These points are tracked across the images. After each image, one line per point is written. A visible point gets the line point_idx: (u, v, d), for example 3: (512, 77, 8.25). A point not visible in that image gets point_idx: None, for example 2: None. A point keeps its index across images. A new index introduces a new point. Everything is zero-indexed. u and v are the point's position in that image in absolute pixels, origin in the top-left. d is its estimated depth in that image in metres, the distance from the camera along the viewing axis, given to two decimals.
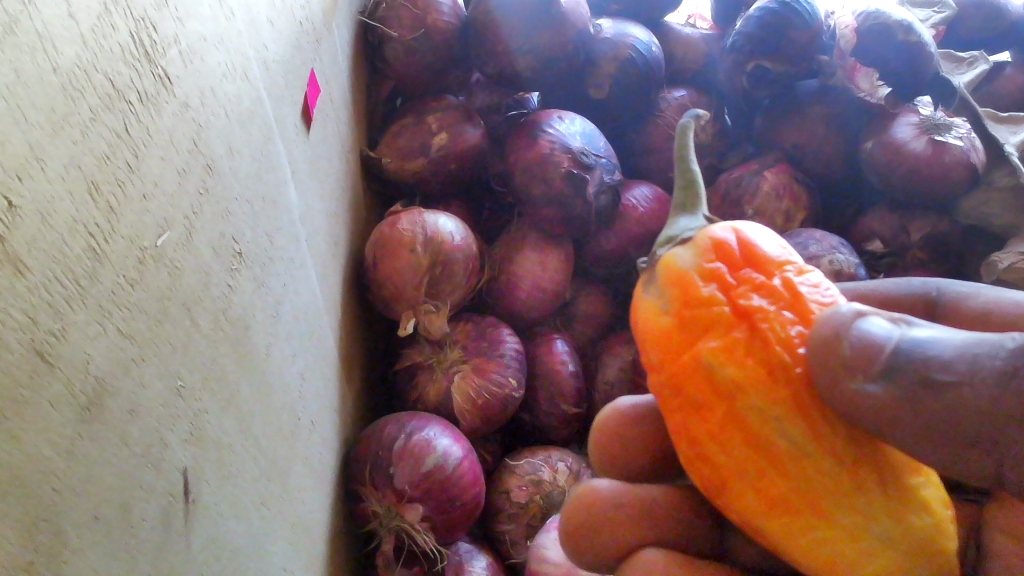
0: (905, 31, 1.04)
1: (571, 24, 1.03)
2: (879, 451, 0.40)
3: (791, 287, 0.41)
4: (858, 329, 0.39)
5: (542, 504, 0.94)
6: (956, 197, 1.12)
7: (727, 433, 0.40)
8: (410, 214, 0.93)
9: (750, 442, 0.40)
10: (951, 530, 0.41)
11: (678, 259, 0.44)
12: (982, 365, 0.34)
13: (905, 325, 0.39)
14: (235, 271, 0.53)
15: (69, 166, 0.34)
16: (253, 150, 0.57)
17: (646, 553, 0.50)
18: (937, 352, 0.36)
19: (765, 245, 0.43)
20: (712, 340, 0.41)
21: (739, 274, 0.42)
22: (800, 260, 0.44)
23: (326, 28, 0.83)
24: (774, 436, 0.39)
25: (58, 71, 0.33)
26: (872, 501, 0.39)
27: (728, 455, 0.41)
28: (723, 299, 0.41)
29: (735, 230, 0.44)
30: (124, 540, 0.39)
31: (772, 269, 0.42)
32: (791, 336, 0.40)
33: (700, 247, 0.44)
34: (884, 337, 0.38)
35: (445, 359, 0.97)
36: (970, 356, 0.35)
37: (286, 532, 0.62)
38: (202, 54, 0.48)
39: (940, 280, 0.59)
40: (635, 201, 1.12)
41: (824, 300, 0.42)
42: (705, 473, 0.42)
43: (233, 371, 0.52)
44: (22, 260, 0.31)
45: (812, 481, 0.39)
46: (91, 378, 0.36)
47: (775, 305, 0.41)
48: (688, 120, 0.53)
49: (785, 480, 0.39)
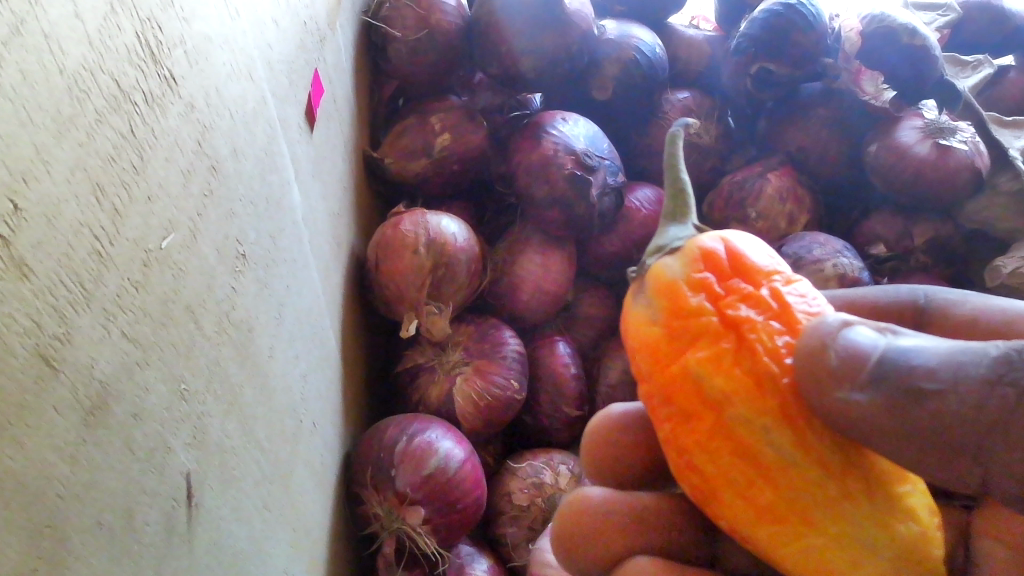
0: (910, 34, 1.04)
1: (576, 25, 1.02)
2: (867, 462, 0.40)
3: (778, 297, 0.41)
4: (843, 339, 0.38)
5: (543, 506, 0.94)
6: (959, 201, 1.11)
7: (714, 443, 0.40)
8: (413, 215, 0.92)
9: (738, 451, 0.39)
10: (940, 539, 0.41)
11: (667, 268, 0.43)
12: (966, 373, 0.34)
13: (891, 335, 0.39)
14: (238, 274, 0.52)
15: (74, 169, 0.34)
16: (257, 152, 0.57)
17: (636, 559, 0.50)
18: (920, 359, 0.36)
19: (753, 254, 0.42)
20: (700, 351, 0.40)
21: (727, 284, 0.41)
22: (787, 270, 0.43)
23: (330, 28, 0.83)
24: (762, 446, 0.39)
25: (64, 72, 0.33)
26: (860, 510, 0.39)
27: (717, 466, 0.40)
28: (711, 309, 0.41)
29: (723, 239, 0.43)
30: (127, 545, 0.38)
31: (760, 278, 0.41)
32: (779, 346, 0.40)
33: (688, 255, 0.43)
34: (870, 346, 0.38)
35: (446, 361, 0.96)
36: (953, 364, 0.35)
37: (288, 535, 0.61)
38: (208, 54, 0.48)
39: (927, 285, 0.59)
40: (638, 203, 1.12)
41: (811, 309, 0.42)
42: (695, 483, 0.42)
43: (235, 373, 0.52)
44: (27, 264, 0.31)
45: (801, 490, 0.39)
46: (96, 382, 0.35)
47: (763, 315, 0.40)
48: (678, 126, 0.52)
49: (773, 489, 0.39)
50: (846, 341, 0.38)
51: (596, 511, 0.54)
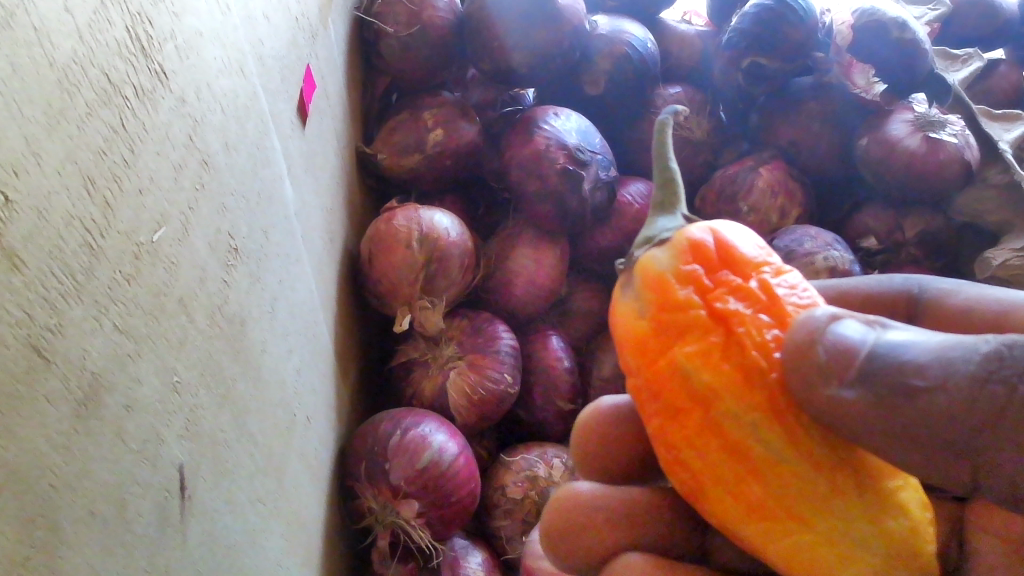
0: (899, 27, 1.04)
1: (567, 21, 1.02)
2: (856, 456, 0.41)
3: (767, 290, 0.41)
4: (832, 334, 0.39)
5: (537, 499, 0.94)
6: (949, 195, 1.12)
7: (703, 437, 0.40)
8: (405, 210, 0.93)
9: (727, 446, 0.40)
10: (931, 532, 0.41)
11: (655, 261, 0.44)
12: (955, 370, 0.35)
13: (880, 328, 0.40)
14: (230, 266, 0.53)
15: (65, 161, 0.34)
16: (249, 145, 0.57)
17: (628, 556, 0.50)
18: (911, 355, 0.37)
19: (743, 245, 0.43)
20: (688, 345, 0.41)
21: (716, 276, 0.42)
22: (777, 260, 0.44)
23: (321, 24, 0.83)
24: (750, 441, 0.39)
25: (54, 65, 0.33)
26: (847, 505, 0.39)
27: (706, 461, 0.41)
28: (699, 302, 0.41)
29: (712, 230, 0.43)
30: (120, 535, 0.39)
31: (749, 270, 0.42)
32: (767, 340, 0.40)
33: (677, 248, 0.43)
34: (860, 341, 0.39)
35: (440, 355, 0.97)
36: (942, 359, 0.36)
37: (283, 528, 0.62)
38: (198, 49, 0.48)
39: (921, 276, 0.60)
40: (631, 197, 1.12)
41: (801, 301, 0.42)
42: (683, 477, 0.42)
43: (229, 366, 0.52)
44: (19, 255, 0.31)
45: (789, 485, 0.39)
46: (88, 373, 0.36)
47: (752, 308, 0.41)
48: (667, 113, 0.52)
49: (761, 484, 0.39)
50: (841, 343, 0.39)
51: (585, 506, 0.54)
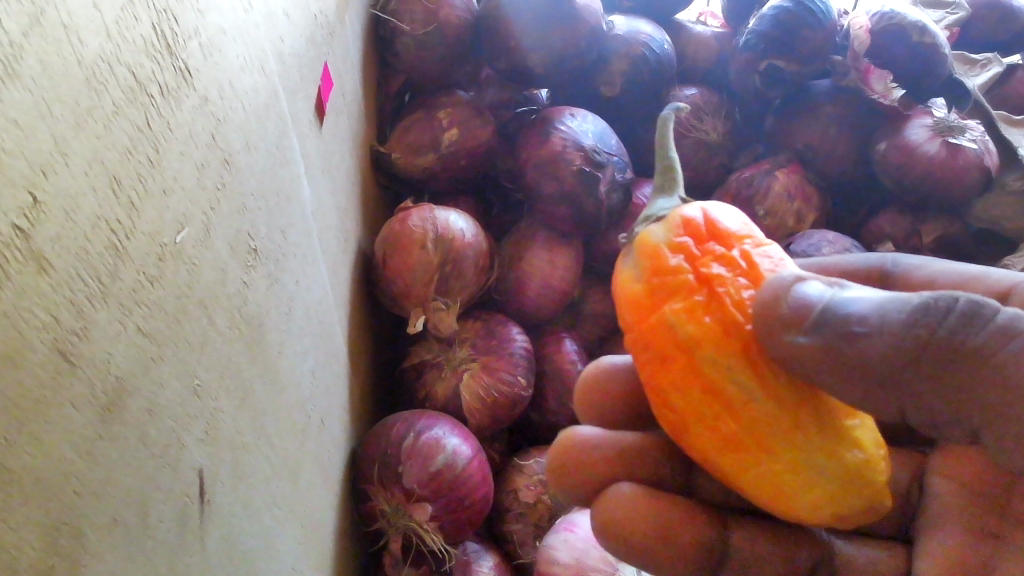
0: (919, 31, 1.02)
1: (584, 21, 1.01)
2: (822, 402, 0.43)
3: (747, 258, 0.44)
4: (796, 292, 0.41)
5: (549, 504, 0.93)
6: (967, 200, 1.11)
7: (685, 386, 0.43)
8: (421, 210, 0.92)
9: (707, 391, 0.42)
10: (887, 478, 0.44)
11: (652, 234, 0.46)
12: (891, 317, 0.37)
13: (839, 288, 0.42)
14: (251, 267, 0.52)
15: (92, 162, 0.33)
16: (270, 145, 0.57)
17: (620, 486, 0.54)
18: (857, 308, 0.39)
19: (728, 219, 0.45)
20: (675, 303, 0.43)
21: (703, 246, 0.44)
22: (761, 235, 0.46)
23: (338, 21, 0.82)
24: (730, 389, 0.42)
25: (82, 63, 0.32)
26: (814, 442, 0.41)
27: (689, 403, 0.43)
28: (687, 268, 0.43)
29: (702, 209, 0.46)
30: (140, 543, 0.38)
31: (732, 240, 0.44)
32: (745, 299, 0.42)
33: (671, 223, 0.46)
34: (818, 297, 0.41)
35: (454, 357, 0.96)
36: (883, 309, 0.38)
37: (297, 531, 0.61)
38: (222, 47, 0.47)
39: (893, 252, 0.61)
40: (646, 199, 1.12)
41: (779, 268, 0.44)
42: (672, 422, 0.45)
43: (247, 369, 0.52)
44: (46, 258, 0.30)
45: (764, 427, 0.41)
46: (113, 378, 0.35)
47: (733, 272, 0.43)
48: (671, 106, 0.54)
49: (738, 425, 0.42)
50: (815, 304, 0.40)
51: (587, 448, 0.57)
